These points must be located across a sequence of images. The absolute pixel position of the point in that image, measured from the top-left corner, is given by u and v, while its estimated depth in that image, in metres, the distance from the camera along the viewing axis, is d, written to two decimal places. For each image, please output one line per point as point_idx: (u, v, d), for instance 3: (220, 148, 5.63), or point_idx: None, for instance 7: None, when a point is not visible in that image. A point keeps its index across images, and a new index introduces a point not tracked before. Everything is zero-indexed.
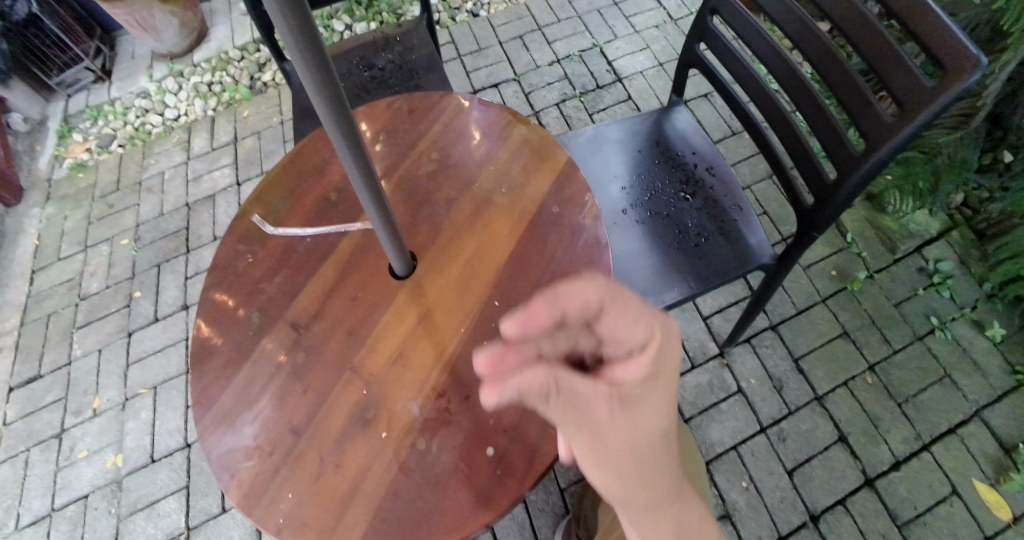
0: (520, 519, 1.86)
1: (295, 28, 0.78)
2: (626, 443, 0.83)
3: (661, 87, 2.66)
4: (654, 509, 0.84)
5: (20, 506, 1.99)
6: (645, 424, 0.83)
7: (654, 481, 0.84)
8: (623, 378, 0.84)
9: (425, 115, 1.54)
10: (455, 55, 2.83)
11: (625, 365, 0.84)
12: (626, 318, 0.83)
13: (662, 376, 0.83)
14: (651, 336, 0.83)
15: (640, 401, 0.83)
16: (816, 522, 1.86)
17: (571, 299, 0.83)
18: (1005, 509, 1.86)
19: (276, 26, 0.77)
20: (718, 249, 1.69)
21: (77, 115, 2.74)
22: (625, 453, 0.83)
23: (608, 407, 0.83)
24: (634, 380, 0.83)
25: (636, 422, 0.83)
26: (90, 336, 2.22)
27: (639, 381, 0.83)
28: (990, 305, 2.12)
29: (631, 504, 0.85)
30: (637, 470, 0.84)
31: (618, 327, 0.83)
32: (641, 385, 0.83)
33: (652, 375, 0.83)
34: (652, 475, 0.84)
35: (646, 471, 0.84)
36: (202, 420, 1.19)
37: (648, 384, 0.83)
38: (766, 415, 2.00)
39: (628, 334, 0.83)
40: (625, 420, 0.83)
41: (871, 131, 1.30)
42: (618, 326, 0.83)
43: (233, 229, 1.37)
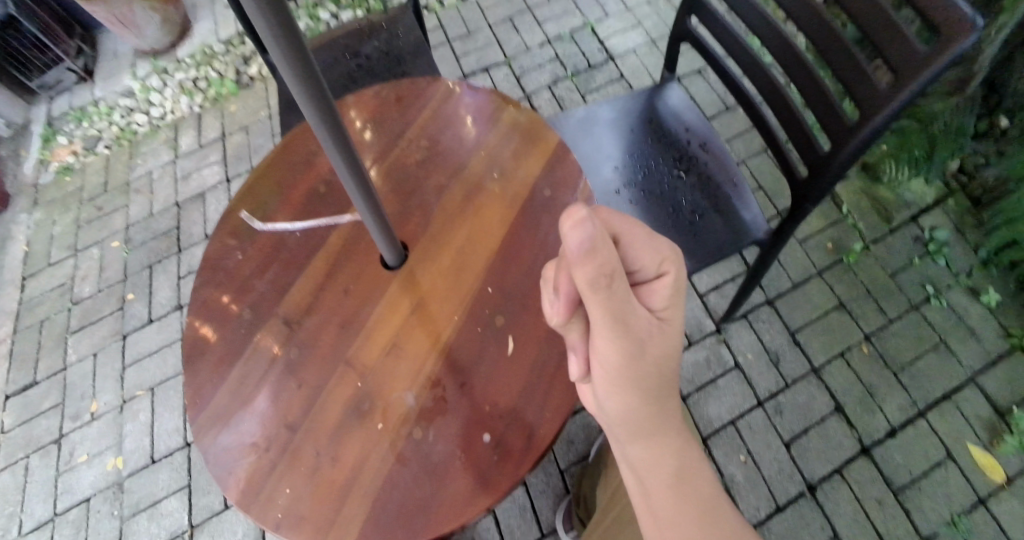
0: (521, 501, 1.88)
1: (273, 21, 0.77)
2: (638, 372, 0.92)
3: (653, 64, 2.64)
4: (657, 447, 0.95)
5: (21, 512, 2.02)
6: (669, 349, 0.92)
7: (660, 419, 0.95)
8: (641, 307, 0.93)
9: (413, 102, 1.53)
10: (444, 40, 2.81)
11: (649, 295, 0.93)
12: (640, 245, 0.91)
13: (678, 300, 0.93)
14: (666, 259, 0.92)
15: (664, 329, 0.92)
16: (813, 492, 1.87)
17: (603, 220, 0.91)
18: (998, 471, 1.88)
19: (254, 19, 0.76)
20: (713, 227, 1.68)
21: (61, 118, 2.73)
22: (643, 386, 0.93)
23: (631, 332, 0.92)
24: (660, 305, 0.92)
25: (662, 347, 0.92)
26: (84, 340, 2.23)
27: (662, 307, 0.93)
28: (985, 271, 2.12)
29: (641, 441, 0.95)
30: (648, 403, 0.94)
31: (640, 246, 0.91)
32: (666, 310, 0.93)
33: (674, 300, 0.92)
34: (661, 409, 0.95)
35: (654, 409, 0.95)
36: (197, 420, 1.19)
37: (671, 307, 0.93)
38: (763, 389, 2.01)
39: (646, 257, 0.92)
40: (652, 353, 0.91)
41: (864, 100, 1.29)
42: (637, 247, 0.91)
43: (222, 225, 1.37)
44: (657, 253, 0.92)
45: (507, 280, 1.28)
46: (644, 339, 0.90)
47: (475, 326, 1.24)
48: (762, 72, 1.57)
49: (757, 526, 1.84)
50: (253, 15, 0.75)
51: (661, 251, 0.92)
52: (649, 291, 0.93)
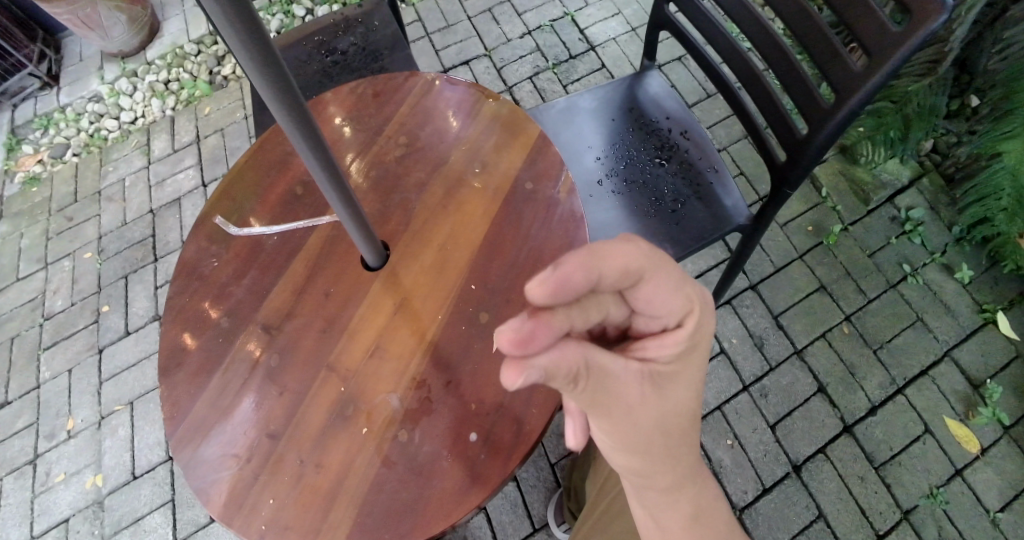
0: (511, 496, 1.88)
1: (241, 27, 0.75)
2: (655, 418, 0.87)
3: (634, 52, 2.62)
4: (673, 490, 0.93)
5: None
6: (675, 397, 0.88)
7: (680, 455, 0.92)
8: (655, 355, 0.85)
9: (391, 98, 1.51)
10: (422, 33, 2.77)
11: (659, 344, 0.85)
12: (664, 291, 0.81)
13: (693, 350, 0.87)
14: (692, 306, 0.84)
15: (672, 378, 0.87)
16: (798, 472, 1.89)
17: (609, 259, 0.76)
18: (973, 442, 1.90)
19: (222, 25, 0.75)
20: (695, 214, 1.68)
21: (26, 126, 2.68)
22: (656, 428, 0.88)
23: (641, 386, 0.85)
24: (668, 357, 0.85)
25: (669, 397, 0.87)
26: (59, 355, 2.20)
27: (674, 356, 0.86)
28: (959, 248, 2.14)
29: (655, 484, 0.93)
30: (668, 443, 0.90)
31: (658, 300, 0.81)
32: (673, 362, 0.86)
33: (687, 349, 0.86)
34: (680, 450, 0.92)
35: (672, 447, 0.91)
36: (176, 432, 1.18)
37: (681, 358, 0.86)
38: (748, 373, 2.02)
39: (671, 306, 0.83)
40: (662, 400, 0.87)
41: (839, 82, 1.29)
42: (658, 300, 0.81)
43: (197, 231, 1.35)
44: (685, 298, 0.83)
45: (489, 276, 1.27)
46: (634, 397, 0.85)
47: (460, 323, 1.23)
48: (739, 57, 1.56)
49: (745, 509, 1.85)
50: (219, 22, 0.74)
51: (689, 301, 0.84)
52: (660, 340, 0.85)
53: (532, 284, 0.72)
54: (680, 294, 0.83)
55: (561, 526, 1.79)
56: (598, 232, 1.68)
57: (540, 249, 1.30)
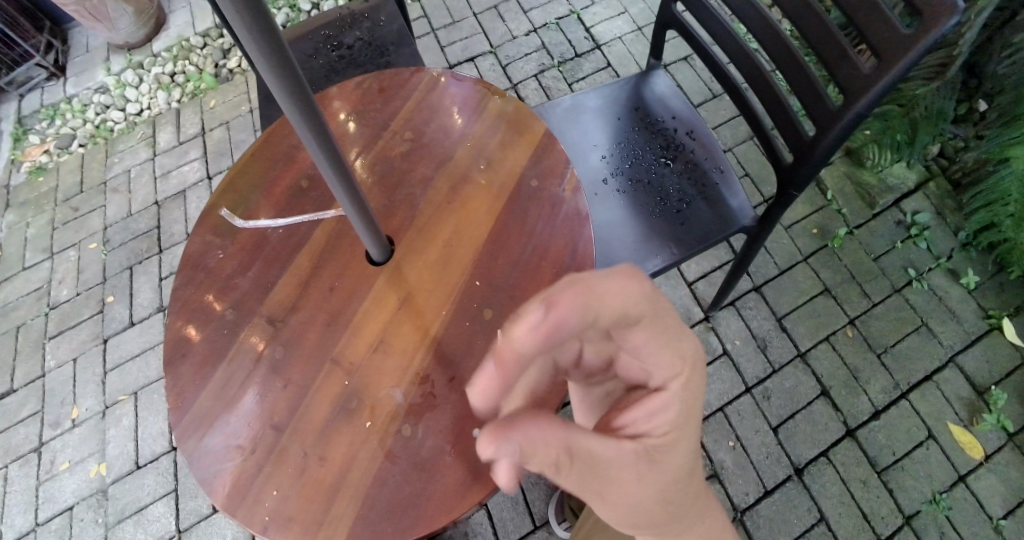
0: (513, 493, 1.88)
1: (252, 22, 0.75)
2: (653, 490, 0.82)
3: (640, 52, 2.62)
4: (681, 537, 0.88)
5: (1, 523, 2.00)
6: (675, 468, 0.82)
7: (680, 518, 0.87)
8: (647, 429, 0.81)
9: (397, 93, 1.50)
10: (428, 30, 2.77)
11: (650, 414, 0.81)
12: (653, 345, 0.80)
13: (688, 418, 0.82)
14: (682, 365, 0.81)
15: (668, 451, 0.81)
16: (800, 475, 1.89)
17: (607, 299, 0.74)
18: (977, 449, 1.90)
19: (233, 21, 0.75)
20: (699, 214, 1.68)
21: (33, 116, 2.68)
22: (657, 500, 0.83)
23: (635, 467, 0.79)
24: (663, 427, 0.80)
25: (669, 470, 0.82)
26: (63, 345, 2.20)
27: (667, 428, 0.80)
28: (964, 253, 2.13)
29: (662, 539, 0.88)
30: (671, 509, 0.85)
31: (645, 351, 0.80)
32: (670, 430, 0.81)
33: (680, 419, 0.81)
34: (679, 510, 0.86)
35: (673, 514, 0.85)
36: (180, 423, 1.18)
37: (676, 427, 0.81)
38: (751, 375, 2.01)
39: (660, 362, 0.80)
40: (658, 473, 0.81)
41: (848, 84, 1.28)
42: (645, 351, 0.80)
43: (202, 224, 1.35)
44: (676, 355, 0.81)
45: (494, 272, 1.27)
46: (633, 478, 0.80)
47: (464, 319, 1.23)
48: (747, 57, 1.55)
49: (746, 511, 1.85)
50: (232, 17, 0.74)
51: (680, 353, 0.81)
52: (650, 407, 0.80)
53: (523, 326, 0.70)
54: (675, 343, 0.81)
55: (562, 525, 1.78)
56: (602, 230, 1.67)
57: (545, 246, 1.30)
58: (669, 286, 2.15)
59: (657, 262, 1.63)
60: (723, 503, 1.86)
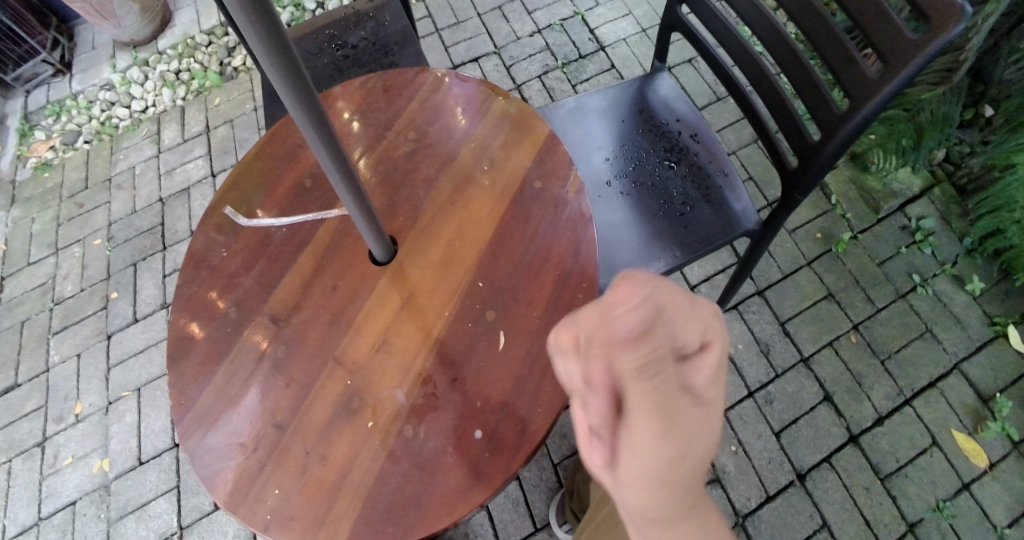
0: (514, 495, 1.88)
1: (258, 22, 0.75)
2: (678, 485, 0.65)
3: (644, 53, 2.62)
4: None
5: (4, 517, 2.00)
6: (709, 444, 0.64)
7: (701, 516, 0.68)
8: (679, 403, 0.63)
9: (401, 93, 1.50)
10: (433, 30, 2.76)
11: (690, 380, 0.62)
12: (679, 318, 0.60)
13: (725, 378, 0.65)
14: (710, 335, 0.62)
15: (703, 426, 0.63)
16: (802, 480, 1.88)
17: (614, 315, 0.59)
18: (982, 457, 1.89)
19: (239, 22, 0.75)
20: (703, 217, 1.67)
21: (39, 112, 2.69)
22: (688, 483, 0.65)
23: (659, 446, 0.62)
24: (705, 395, 0.63)
25: (706, 442, 0.64)
26: (67, 340, 2.21)
27: (708, 396, 0.63)
28: (970, 259, 2.13)
29: None
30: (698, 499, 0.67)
31: (674, 330, 0.60)
32: (710, 392, 0.63)
33: (719, 383, 0.64)
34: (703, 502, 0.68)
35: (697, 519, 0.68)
36: (182, 421, 1.17)
37: (715, 395, 0.64)
38: (754, 380, 2.01)
39: (690, 333, 0.61)
40: (697, 447, 0.64)
41: (854, 88, 1.27)
42: (675, 327, 0.60)
43: (206, 222, 1.35)
44: (702, 321, 0.62)
45: (498, 274, 1.27)
46: (678, 447, 0.62)
47: (466, 320, 1.23)
48: (752, 61, 1.54)
49: (747, 516, 1.85)
50: (238, 18, 0.74)
51: (706, 319, 0.63)
52: (692, 371, 0.62)
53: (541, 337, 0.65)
54: (696, 307, 0.62)
55: (562, 527, 1.78)
56: (606, 233, 1.67)
57: (550, 248, 1.29)
58: None
59: (659, 265, 1.62)
60: (724, 507, 1.86)
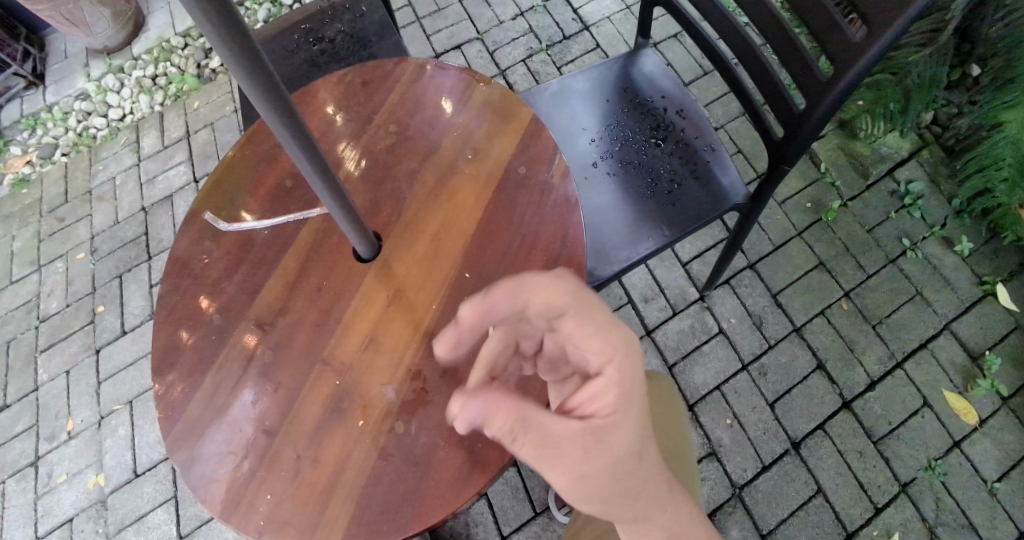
0: (512, 482, 1.89)
1: (224, 31, 0.73)
2: (603, 471, 0.84)
3: (629, 31, 2.59)
4: (642, 518, 0.88)
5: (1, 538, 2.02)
6: (619, 446, 0.85)
7: (644, 497, 0.88)
8: (593, 412, 0.86)
9: (380, 86, 1.49)
10: (413, 19, 2.73)
11: (592, 397, 0.86)
12: (584, 335, 0.89)
13: (630, 395, 0.87)
14: (609, 355, 0.87)
15: (613, 431, 0.85)
16: (797, 449, 1.89)
17: (536, 293, 0.90)
18: (971, 414, 1.90)
19: (205, 33, 0.73)
20: (691, 194, 1.67)
21: (13, 127, 2.67)
22: (607, 476, 0.85)
23: (582, 443, 0.84)
24: (605, 409, 0.86)
25: (614, 446, 0.85)
26: (55, 358, 2.21)
27: (608, 409, 0.86)
28: (959, 221, 2.12)
29: (623, 518, 0.88)
30: (626, 484, 0.86)
31: (578, 339, 0.89)
32: (612, 412, 0.86)
33: (620, 400, 0.86)
34: (629, 490, 0.86)
35: (628, 489, 0.86)
36: (170, 433, 1.18)
37: (620, 407, 0.86)
38: (747, 352, 2.01)
39: (592, 349, 0.88)
40: (605, 452, 0.85)
41: (838, 53, 1.25)
42: (579, 338, 0.89)
43: (187, 228, 1.34)
44: (600, 345, 0.88)
45: (483, 264, 1.27)
46: (579, 451, 0.83)
47: (455, 312, 1.23)
48: (736, 33, 1.52)
49: (744, 487, 1.86)
50: (205, 31, 0.73)
51: (605, 345, 0.88)
52: (591, 393, 0.87)
53: (466, 305, 0.91)
54: (599, 335, 0.88)
55: (562, 510, 1.81)
56: (592, 215, 1.66)
57: (535, 236, 1.29)
58: (663, 268, 2.14)
59: (648, 244, 1.62)
60: (721, 481, 1.87)
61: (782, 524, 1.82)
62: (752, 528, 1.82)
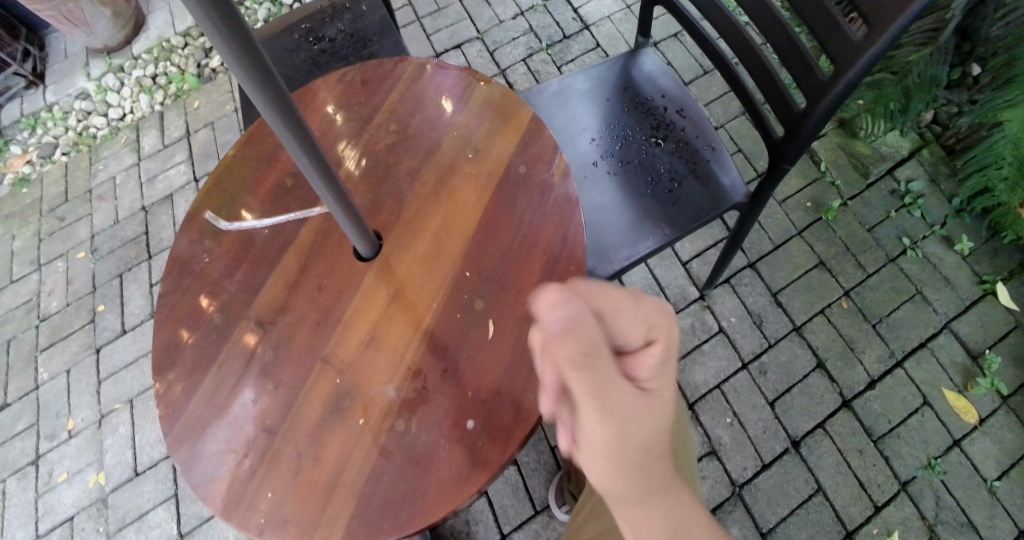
0: (513, 480, 1.89)
1: (228, 34, 0.74)
2: (641, 437, 0.81)
3: (629, 30, 2.59)
4: (654, 498, 0.82)
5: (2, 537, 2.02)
6: (657, 415, 0.82)
7: (661, 472, 0.83)
8: (637, 376, 0.83)
9: (380, 85, 1.49)
10: (413, 18, 2.72)
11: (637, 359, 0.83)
12: (627, 313, 0.82)
13: (669, 363, 0.85)
14: (660, 324, 0.85)
15: (652, 395, 0.82)
16: (797, 447, 1.89)
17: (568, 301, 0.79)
18: (971, 413, 1.90)
19: (208, 36, 0.74)
20: (692, 193, 1.67)
21: (13, 126, 2.67)
22: (639, 444, 0.81)
23: (633, 404, 0.80)
24: (649, 373, 0.83)
25: (655, 412, 0.82)
26: (56, 357, 2.21)
27: (653, 373, 0.83)
28: (959, 220, 2.12)
29: (627, 499, 0.82)
30: (653, 457, 0.83)
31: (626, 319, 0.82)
32: (654, 377, 0.83)
33: (664, 366, 0.84)
34: (654, 463, 0.82)
35: (650, 463, 0.82)
36: (171, 432, 1.18)
37: (660, 373, 0.84)
38: (747, 351, 2.01)
39: (639, 324, 0.83)
40: (648, 415, 0.81)
41: (838, 52, 1.25)
42: (627, 319, 0.82)
43: (187, 227, 1.34)
44: (652, 315, 0.84)
45: (484, 262, 1.27)
46: (627, 409, 0.80)
47: (455, 311, 1.23)
48: (736, 32, 1.52)
49: (744, 485, 1.86)
50: (209, 33, 0.73)
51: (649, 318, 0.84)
52: (639, 357, 0.83)
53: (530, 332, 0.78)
54: (645, 309, 0.84)
55: (562, 509, 1.80)
56: (593, 214, 1.66)
57: (535, 234, 1.29)
58: (663, 267, 2.14)
59: (648, 243, 1.62)
60: (721, 479, 1.87)
61: (783, 523, 1.82)
62: (752, 527, 1.82)
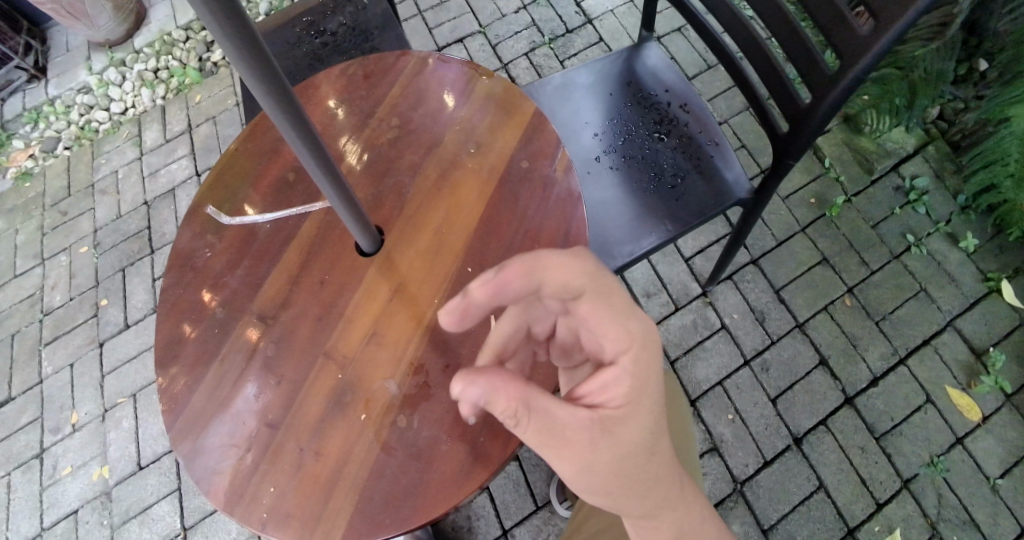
0: (514, 476, 1.89)
1: (231, 29, 0.74)
2: (610, 463, 0.84)
3: (632, 24, 2.58)
4: (652, 515, 0.88)
5: (7, 529, 2.03)
6: (630, 441, 0.85)
7: (654, 494, 0.87)
8: (602, 403, 0.85)
9: (382, 79, 1.48)
10: (415, 12, 2.71)
11: (604, 386, 0.86)
12: (602, 318, 0.88)
13: (643, 390, 0.86)
14: (629, 343, 0.86)
15: (622, 421, 0.85)
16: (799, 444, 1.89)
17: (549, 272, 0.88)
18: (974, 411, 1.90)
19: (211, 31, 0.73)
20: (695, 189, 1.66)
21: (16, 120, 2.67)
22: (614, 469, 0.84)
23: (590, 432, 0.84)
24: (616, 399, 0.85)
25: (622, 441, 0.84)
26: (60, 351, 2.22)
27: (622, 399, 0.85)
28: (964, 217, 2.11)
29: (631, 513, 0.89)
30: (633, 480, 0.85)
31: (595, 323, 0.88)
32: (623, 403, 0.85)
33: (634, 391, 0.85)
34: (643, 486, 0.86)
35: (636, 488, 0.86)
36: (174, 426, 1.18)
37: (632, 398, 0.85)
38: (749, 347, 2.01)
39: (608, 336, 0.87)
40: (614, 441, 0.84)
41: (845, 47, 1.24)
42: (594, 323, 0.88)
43: (189, 222, 1.34)
44: (621, 330, 0.87)
45: (486, 257, 1.27)
46: (583, 439, 0.83)
47: None
48: (741, 26, 1.51)
49: (745, 482, 1.86)
50: (212, 29, 0.73)
51: (628, 332, 0.87)
52: (604, 381, 0.86)
53: (475, 283, 0.87)
54: (615, 324, 0.87)
55: (563, 504, 1.80)
56: (595, 210, 1.66)
57: (537, 230, 1.29)
58: (665, 262, 2.14)
59: (650, 240, 1.61)
60: (723, 475, 1.87)
61: (784, 520, 1.82)
62: (753, 523, 1.82)
